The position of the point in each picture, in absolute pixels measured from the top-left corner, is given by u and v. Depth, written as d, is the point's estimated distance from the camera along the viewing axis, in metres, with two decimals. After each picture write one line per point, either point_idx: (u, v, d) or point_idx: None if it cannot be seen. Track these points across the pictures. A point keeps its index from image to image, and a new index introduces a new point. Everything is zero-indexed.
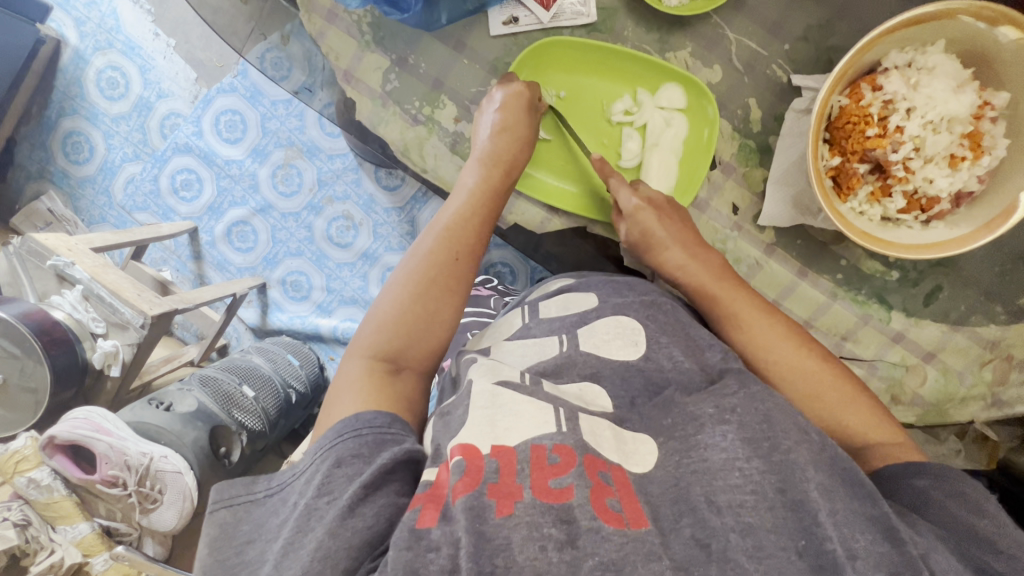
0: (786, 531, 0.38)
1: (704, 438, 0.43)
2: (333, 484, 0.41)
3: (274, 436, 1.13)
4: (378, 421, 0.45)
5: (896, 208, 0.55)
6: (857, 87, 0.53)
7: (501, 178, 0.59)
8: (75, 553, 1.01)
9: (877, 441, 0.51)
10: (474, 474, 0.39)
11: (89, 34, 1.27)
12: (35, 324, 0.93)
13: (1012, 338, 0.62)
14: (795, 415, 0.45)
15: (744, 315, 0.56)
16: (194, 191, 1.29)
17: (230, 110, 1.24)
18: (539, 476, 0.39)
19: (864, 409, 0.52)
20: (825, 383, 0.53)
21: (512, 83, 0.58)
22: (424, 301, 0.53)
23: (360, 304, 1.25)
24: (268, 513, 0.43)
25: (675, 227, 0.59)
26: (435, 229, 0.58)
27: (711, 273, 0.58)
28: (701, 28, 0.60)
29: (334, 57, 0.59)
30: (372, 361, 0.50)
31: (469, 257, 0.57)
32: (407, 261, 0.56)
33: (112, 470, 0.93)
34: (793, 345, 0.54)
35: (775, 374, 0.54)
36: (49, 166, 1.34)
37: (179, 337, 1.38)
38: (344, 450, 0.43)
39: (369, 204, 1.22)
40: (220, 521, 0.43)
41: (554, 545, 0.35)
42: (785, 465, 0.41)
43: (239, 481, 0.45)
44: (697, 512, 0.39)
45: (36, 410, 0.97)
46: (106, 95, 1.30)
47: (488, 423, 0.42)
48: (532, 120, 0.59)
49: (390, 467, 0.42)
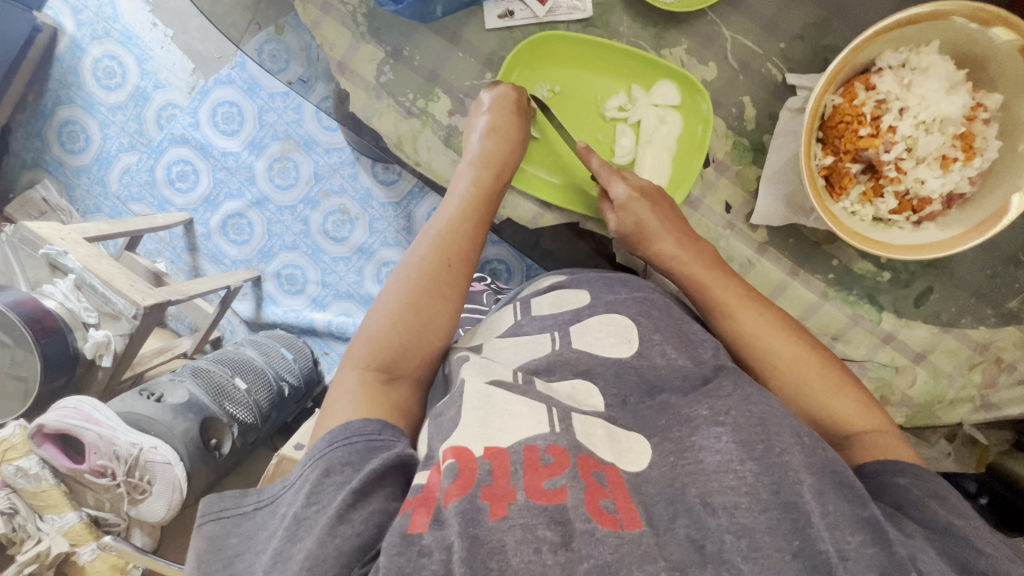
0: (781, 533, 0.38)
1: (699, 440, 0.43)
2: (322, 493, 0.40)
3: (264, 429, 1.12)
4: (367, 429, 0.44)
5: (888, 208, 0.55)
6: (850, 86, 0.53)
7: (492, 181, 0.59)
8: (62, 542, 1.02)
9: (862, 429, 0.51)
10: (467, 476, 0.38)
11: (86, 23, 1.26)
12: (26, 313, 0.92)
13: (1001, 341, 0.62)
14: (789, 419, 0.44)
15: (735, 303, 0.56)
16: (189, 182, 1.28)
17: (227, 102, 1.23)
18: (533, 477, 0.38)
19: (851, 397, 0.52)
20: (813, 368, 0.53)
21: (499, 86, 0.58)
22: (417, 309, 0.53)
23: (355, 298, 1.25)
24: (257, 526, 0.42)
25: (664, 215, 0.59)
26: (426, 238, 0.58)
27: (703, 262, 0.58)
28: (697, 25, 0.60)
29: (329, 48, 0.59)
30: (364, 372, 0.50)
31: (461, 261, 0.57)
32: (399, 271, 0.56)
33: (101, 460, 0.95)
34: (780, 332, 0.55)
35: (763, 362, 0.55)
36: (44, 155, 1.34)
37: (173, 329, 1.38)
38: (335, 458, 0.42)
39: (365, 199, 1.22)
40: (208, 534, 0.41)
41: (548, 548, 0.35)
42: (779, 467, 0.40)
43: (229, 494, 0.44)
44: (693, 513, 0.39)
45: (26, 399, 0.97)
46: (103, 84, 1.29)
47: (480, 424, 0.42)
48: (520, 121, 0.59)
49: (381, 473, 0.41)
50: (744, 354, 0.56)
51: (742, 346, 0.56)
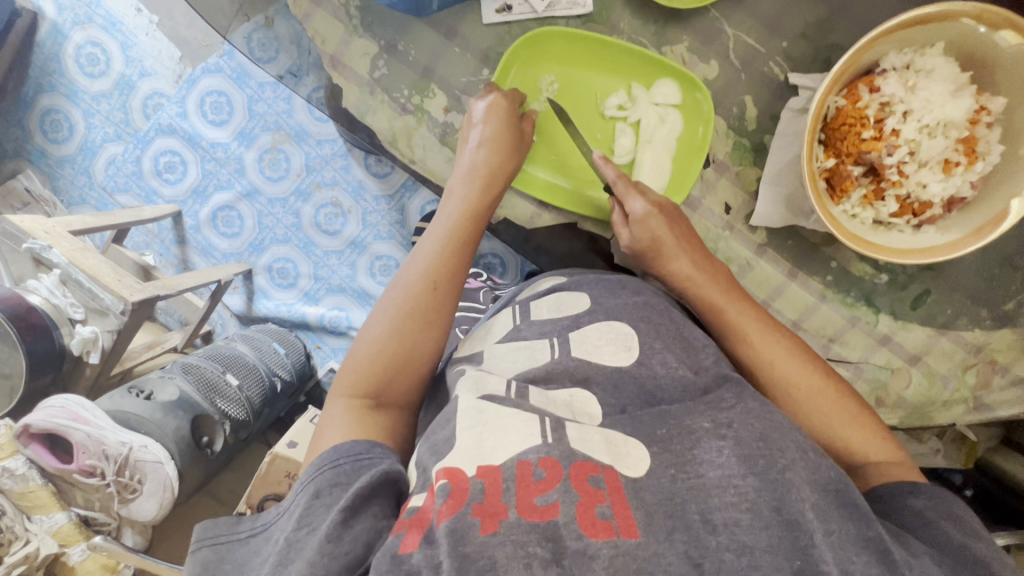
0: (782, 552, 0.37)
1: (700, 453, 0.43)
2: (312, 515, 0.40)
3: (256, 425, 1.11)
4: (356, 449, 0.44)
5: (889, 211, 0.55)
6: (854, 87, 0.52)
7: (480, 195, 0.58)
8: (51, 543, 1.01)
9: (876, 459, 0.50)
10: (458, 495, 0.38)
11: (68, 8, 1.22)
12: (10, 310, 0.91)
13: (996, 343, 0.63)
14: (796, 436, 0.44)
15: (751, 328, 0.55)
16: (177, 174, 1.26)
17: (215, 92, 1.19)
18: (524, 494, 0.38)
19: (866, 430, 0.51)
20: (830, 399, 0.52)
21: (488, 96, 0.57)
22: (402, 334, 0.51)
23: (348, 293, 1.24)
24: (251, 552, 0.41)
25: (684, 236, 0.58)
26: (416, 256, 0.55)
27: (718, 286, 0.57)
28: (698, 21, 0.59)
29: (321, 41, 0.57)
30: (351, 400, 0.49)
31: (451, 277, 0.54)
32: (388, 292, 0.54)
33: (90, 460, 0.93)
34: (797, 360, 0.54)
35: (778, 388, 0.53)
36: (26, 145, 1.31)
37: (162, 322, 1.36)
38: (323, 480, 0.41)
39: (358, 192, 1.19)
40: (202, 560, 0.41)
41: (539, 563, 0.34)
42: (780, 485, 0.40)
43: (223, 520, 0.43)
44: (692, 529, 0.38)
45: (12, 397, 0.96)
46: (87, 72, 1.25)
47: (473, 441, 0.41)
48: (511, 131, 0.57)
49: (369, 490, 0.40)
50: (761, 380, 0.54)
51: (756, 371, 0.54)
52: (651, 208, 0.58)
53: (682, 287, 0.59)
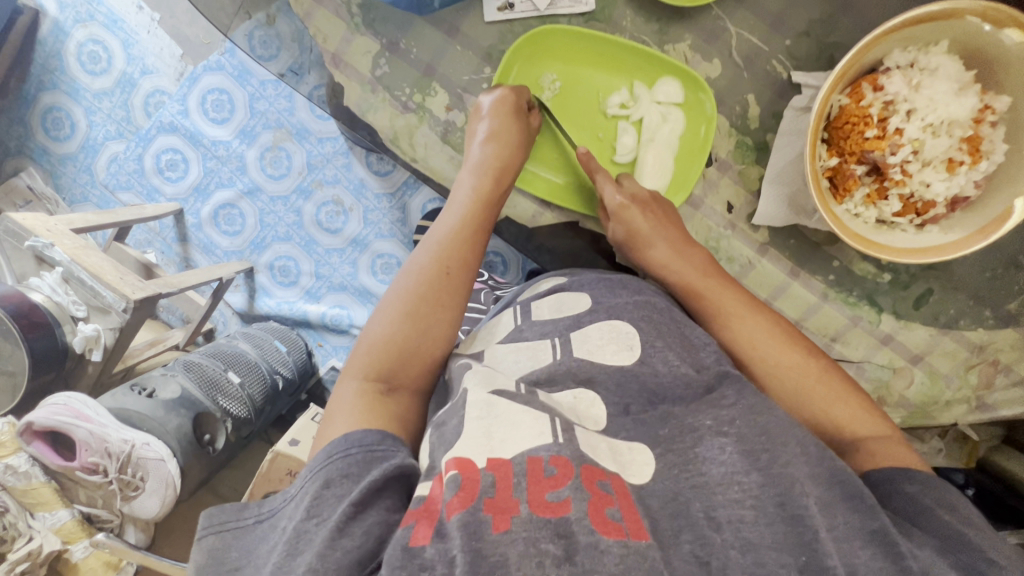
0: (786, 548, 0.37)
1: (702, 450, 0.43)
2: (322, 506, 0.40)
3: (259, 423, 1.11)
4: (367, 439, 0.43)
5: (892, 211, 0.55)
6: (858, 86, 0.52)
7: (493, 187, 0.58)
8: (54, 540, 1.02)
9: (865, 435, 0.50)
10: (470, 488, 0.37)
11: (69, 5, 1.22)
12: (13, 307, 0.91)
13: (1000, 342, 0.62)
14: (794, 427, 0.44)
15: (731, 311, 0.55)
16: (179, 171, 1.25)
17: (217, 89, 1.19)
18: (536, 489, 0.38)
19: (853, 405, 0.51)
20: (812, 376, 0.52)
21: (496, 89, 0.57)
22: (416, 321, 0.51)
23: (349, 290, 1.24)
24: (257, 539, 0.41)
25: (660, 222, 0.59)
26: (427, 244, 0.55)
27: (697, 270, 0.58)
28: (701, 19, 0.58)
29: (322, 39, 0.57)
30: (364, 383, 0.49)
31: (462, 267, 0.54)
32: (399, 278, 0.54)
33: (92, 457, 0.94)
34: (778, 339, 0.54)
35: (762, 369, 0.54)
36: (28, 143, 1.31)
37: (164, 320, 1.36)
38: (334, 470, 0.41)
39: (359, 189, 1.19)
40: (208, 548, 0.41)
41: (552, 562, 0.34)
42: (783, 478, 0.40)
43: (228, 506, 0.43)
44: (697, 527, 0.38)
45: (14, 395, 0.96)
46: (88, 69, 1.25)
47: (483, 435, 0.41)
48: (520, 125, 0.58)
49: (380, 484, 0.40)
50: (746, 363, 0.55)
51: (740, 354, 0.55)
52: (625, 199, 0.59)
53: (665, 275, 0.60)
